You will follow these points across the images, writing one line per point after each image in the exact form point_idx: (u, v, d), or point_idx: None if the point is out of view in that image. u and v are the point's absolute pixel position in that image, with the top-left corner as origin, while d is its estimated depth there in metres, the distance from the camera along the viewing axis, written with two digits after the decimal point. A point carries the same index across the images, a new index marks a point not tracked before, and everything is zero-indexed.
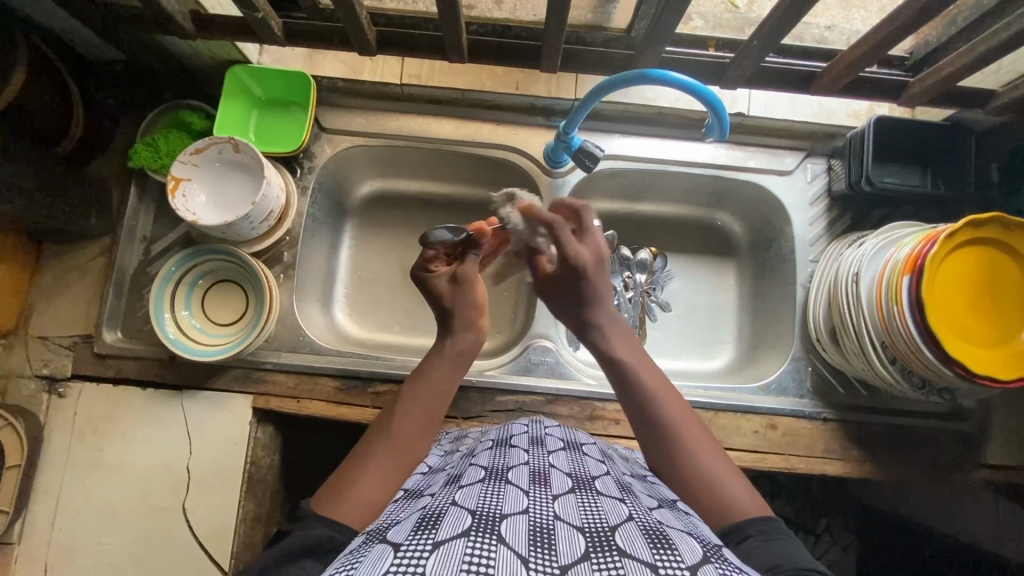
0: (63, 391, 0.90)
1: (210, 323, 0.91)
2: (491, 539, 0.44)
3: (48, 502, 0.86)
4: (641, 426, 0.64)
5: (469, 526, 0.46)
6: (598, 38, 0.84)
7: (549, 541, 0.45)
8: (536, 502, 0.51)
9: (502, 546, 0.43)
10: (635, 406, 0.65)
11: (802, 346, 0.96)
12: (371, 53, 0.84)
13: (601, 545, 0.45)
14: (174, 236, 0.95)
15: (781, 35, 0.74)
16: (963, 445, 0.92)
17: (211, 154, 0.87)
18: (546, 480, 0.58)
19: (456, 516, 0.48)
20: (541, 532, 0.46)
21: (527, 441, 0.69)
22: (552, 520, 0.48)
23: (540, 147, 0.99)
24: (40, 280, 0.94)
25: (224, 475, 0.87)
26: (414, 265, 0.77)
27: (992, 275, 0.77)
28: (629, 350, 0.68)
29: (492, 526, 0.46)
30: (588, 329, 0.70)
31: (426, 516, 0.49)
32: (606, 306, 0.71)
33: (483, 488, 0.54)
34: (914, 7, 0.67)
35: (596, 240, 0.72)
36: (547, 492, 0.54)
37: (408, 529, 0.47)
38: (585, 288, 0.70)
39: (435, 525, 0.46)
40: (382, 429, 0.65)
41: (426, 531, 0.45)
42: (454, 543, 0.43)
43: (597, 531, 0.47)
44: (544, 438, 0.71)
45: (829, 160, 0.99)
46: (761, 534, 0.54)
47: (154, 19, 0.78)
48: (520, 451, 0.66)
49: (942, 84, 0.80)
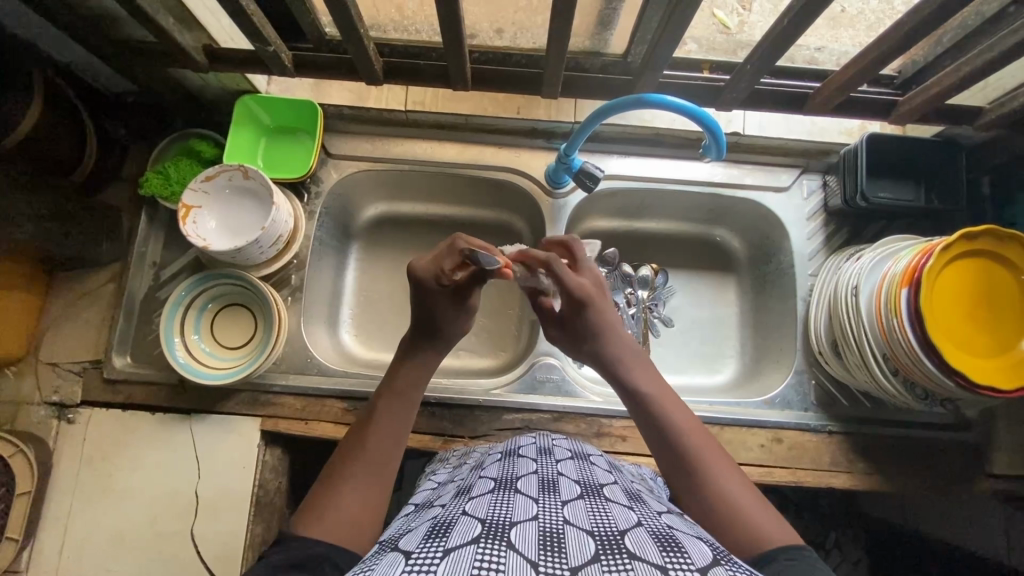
0: (73, 416, 0.90)
1: (219, 347, 0.93)
2: (501, 545, 0.45)
3: (57, 529, 0.86)
4: (663, 454, 0.65)
5: (479, 533, 0.47)
6: (596, 65, 0.87)
7: (560, 545, 0.46)
8: (545, 509, 0.52)
9: (512, 552, 0.44)
10: (659, 436, 0.66)
11: (805, 359, 0.97)
12: (377, 82, 0.87)
13: (611, 548, 0.46)
14: (183, 261, 0.97)
15: (773, 60, 0.77)
16: (970, 456, 0.92)
17: (221, 181, 0.89)
18: (554, 487, 0.58)
19: (467, 524, 0.48)
20: (551, 537, 0.47)
21: (535, 451, 0.70)
22: (561, 525, 0.49)
23: (541, 168, 1.01)
24: (51, 307, 0.95)
25: (233, 498, 0.88)
26: (422, 271, 0.74)
27: (991, 286, 0.79)
28: (652, 383, 0.71)
29: (502, 532, 0.47)
30: (610, 364, 0.73)
31: (437, 525, 0.50)
32: (621, 339, 0.74)
33: (494, 497, 0.55)
34: (898, 33, 0.71)
35: (591, 270, 0.78)
36: (557, 498, 0.55)
37: (420, 537, 0.48)
38: (592, 317, 0.74)
39: (445, 534, 0.47)
40: (356, 453, 0.66)
41: (437, 539, 0.46)
42: (465, 550, 0.44)
43: (607, 535, 0.48)
44: (552, 448, 0.72)
45: (825, 176, 1.01)
46: (775, 548, 0.53)
47: (167, 54, 0.81)
48: (527, 460, 0.67)
49: (930, 103, 0.82)
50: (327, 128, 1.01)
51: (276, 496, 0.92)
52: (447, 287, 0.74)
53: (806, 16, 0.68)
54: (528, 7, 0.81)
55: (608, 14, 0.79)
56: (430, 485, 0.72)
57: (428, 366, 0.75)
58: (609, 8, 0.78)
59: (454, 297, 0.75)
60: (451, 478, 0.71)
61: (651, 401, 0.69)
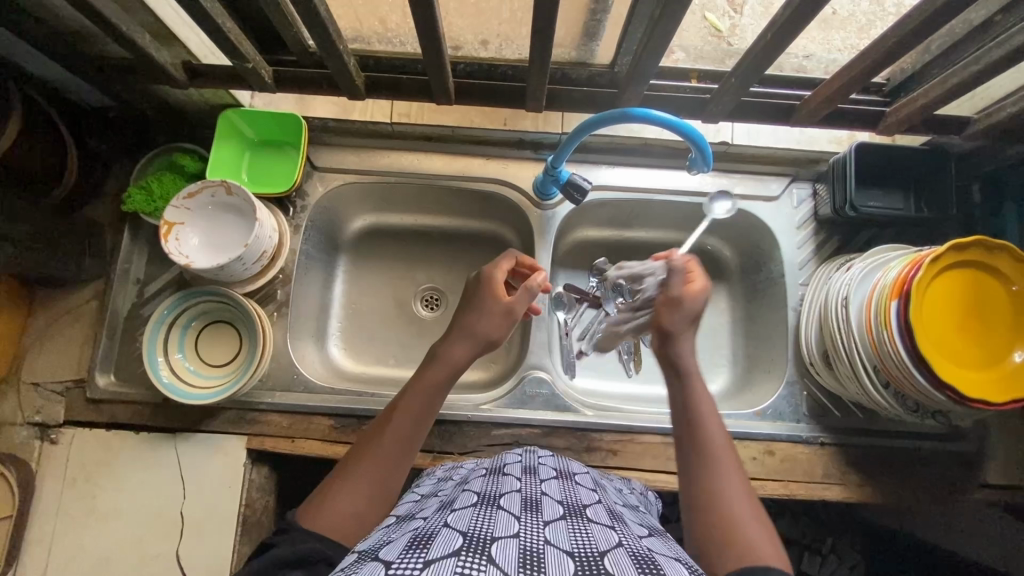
0: (56, 437, 0.89)
1: (204, 365, 0.91)
2: (481, 559, 0.44)
3: (38, 553, 0.85)
4: (687, 437, 0.66)
5: (460, 545, 0.46)
6: (582, 76, 0.86)
7: (539, 564, 0.45)
8: (527, 526, 0.51)
9: (492, 566, 0.43)
10: (687, 422, 0.67)
11: (796, 370, 0.96)
12: (359, 96, 0.86)
13: (589, 567, 0.45)
14: (166, 277, 0.95)
15: (759, 72, 0.77)
16: (962, 466, 0.92)
17: (204, 197, 0.88)
18: (537, 506, 0.57)
19: (448, 536, 0.47)
20: (531, 554, 0.46)
21: (520, 469, 0.69)
22: (541, 544, 0.48)
23: (529, 179, 1.00)
24: (33, 326, 0.93)
25: (219, 519, 0.86)
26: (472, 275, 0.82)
27: (981, 298, 0.78)
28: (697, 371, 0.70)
29: (483, 547, 0.46)
30: (668, 344, 0.72)
31: (418, 537, 0.49)
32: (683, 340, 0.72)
33: (475, 512, 0.54)
34: (884, 45, 0.70)
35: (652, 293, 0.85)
36: (539, 517, 0.54)
37: (400, 547, 0.47)
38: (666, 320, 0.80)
39: (426, 544, 0.46)
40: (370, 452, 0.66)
41: (418, 550, 0.45)
42: (445, 562, 0.43)
43: (586, 554, 0.47)
44: (537, 466, 0.71)
45: (815, 184, 1.00)
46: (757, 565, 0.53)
47: (146, 71, 0.80)
48: (513, 478, 0.66)
49: (918, 113, 0.82)
50: (312, 141, 1.00)
51: (263, 515, 0.91)
52: (501, 301, 0.76)
53: (791, 28, 0.67)
54: (512, 19, 0.79)
55: (594, 25, 0.78)
56: (413, 495, 0.70)
57: (457, 367, 0.74)
58: (594, 20, 0.77)
59: (504, 314, 0.76)
60: (433, 492, 0.70)
61: (693, 393, 0.69)
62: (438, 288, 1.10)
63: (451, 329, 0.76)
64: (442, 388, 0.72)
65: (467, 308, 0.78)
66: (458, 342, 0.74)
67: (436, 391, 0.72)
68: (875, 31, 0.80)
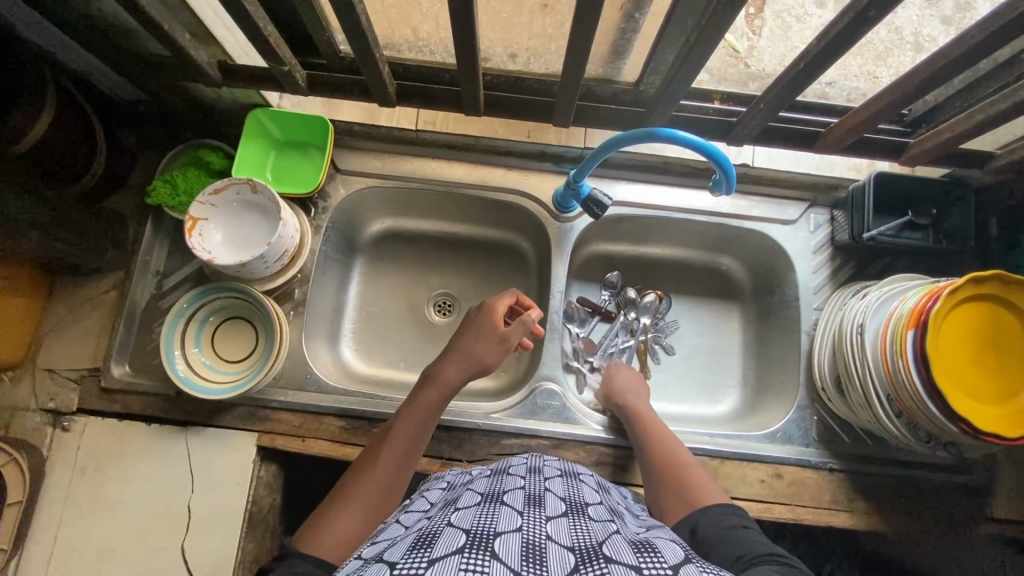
0: (68, 424, 0.90)
1: (219, 360, 0.92)
2: (485, 555, 0.44)
3: (45, 539, 0.85)
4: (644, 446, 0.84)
5: (463, 544, 0.46)
6: (608, 93, 0.87)
7: (541, 557, 0.46)
8: (530, 521, 0.51)
9: (495, 562, 0.43)
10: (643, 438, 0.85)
11: (807, 395, 0.96)
12: (390, 103, 0.87)
13: (590, 558, 0.46)
14: (186, 271, 0.96)
15: (786, 99, 0.78)
16: (970, 498, 0.92)
17: (229, 195, 0.89)
18: (539, 502, 0.58)
19: (452, 535, 0.48)
20: (534, 549, 0.46)
21: (524, 469, 0.69)
22: (543, 539, 0.49)
23: (549, 192, 1.01)
24: (52, 312, 0.94)
25: (226, 514, 0.87)
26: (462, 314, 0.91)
27: (994, 331, 0.79)
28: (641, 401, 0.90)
29: (486, 543, 0.46)
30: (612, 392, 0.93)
31: (421, 537, 0.49)
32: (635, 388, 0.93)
33: (479, 510, 0.54)
34: (913, 79, 0.71)
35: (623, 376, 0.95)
36: (541, 513, 0.54)
37: (404, 548, 0.47)
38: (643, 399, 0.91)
39: (430, 544, 0.46)
40: (362, 475, 0.71)
41: (422, 550, 0.45)
42: (449, 559, 0.43)
43: (587, 547, 0.48)
44: (541, 467, 0.71)
45: (832, 210, 1.01)
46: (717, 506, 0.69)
47: (182, 68, 0.81)
48: (516, 477, 0.66)
49: (941, 147, 0.83)
50: (337, 144, 1.01)
51: (269, 513, 0.91)
52: (496, 331, 0.84)
53: (821, 62, 0.69)
54: (543, 34, 0.80)
55: (623, 43, 0.79)
56: (424, 500, 0.69)
57: (447, 391, 0.81)
58: (624, 39, 0.78)
59: (498, 342, 0.83)
60: (441, 498, 0.69)
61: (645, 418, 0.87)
62: (451, 294, 1.10)
63: (451, 350, 0.84)
64: (432, 413, 0.79)
65: (462, 335, 0.85)
66: (450, 366, 0.82)
67: (427, 415, 0.79)
68: (891, 59, 0.85)
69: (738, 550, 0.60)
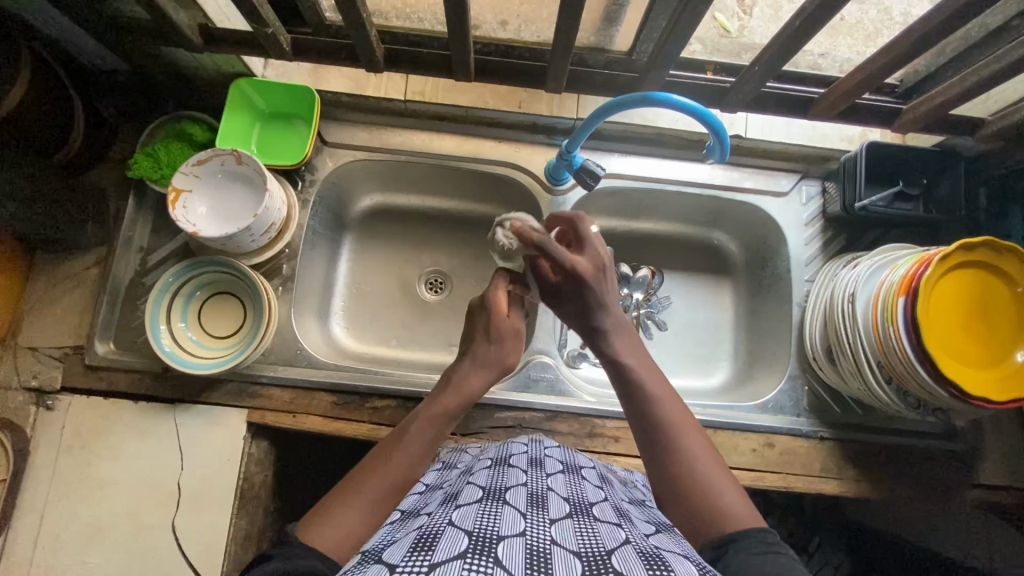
0: (52, 403, 0.88)
1: (206, 336, 0.90)
2: (488, 561, 0.44)
3: (32, 519, 0.84)
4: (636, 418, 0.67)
5: (465, 548, 0.45)
6: (600, 61, 0.86)
7: (546, 564, 0.45)
8: (533, 525, 0.51)
9: (498, 569, 0.43)
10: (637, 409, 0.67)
11: (798, 364, 0.97)
12: (379, 70, 0.85)
13: (597, 568, 0.45)
14: (171, 246, 0.94)
15: (781, 63, 0.77)
16: (956, 465, 0.93)
17: (213, 165, 0.87)
18: (543, 502, 0.57)
19: (453, 537, 0.47)
20: (537, 556, 0.46)
21: (525, 462, 0.69)
22: (548, 544, 0.48)
23: (541, 164, 1.00)
24: (33, 288, 0.92)
25: (217, 490, 0.86)
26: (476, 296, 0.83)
27: (986, 299, 0.79)
28: (633, 353, 0.72)
29: (489, 547, 0.46)
30: (596, 335, 0.74)
31: (423, 536, 0.48)
32: (612, 311, 0.74)
33: (480, 509, 0.53)
34: (911, 39, 0.70)
35: (596, 249, 0.76)
36: (545, 515, 0.54)
37: (404, 549, 0.46)
38: (591, 295, 0.73)
39: (431, 547, 0.46)
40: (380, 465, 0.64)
41: (423, 552, 0.45)
42: (451, 564, 0.43)
43: (594, 555, 0.47)
44: (543, 460, 0.71)
45: (824, 182, 1.01)
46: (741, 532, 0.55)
47: (163, 32, 0.79)
48: (518, 471, 0.65)
49: (933, 113, 0.82)
50: (325, 115, 0.99)
51: (261, 490, 0.90)
52: (506, 321, 0.79)
53: (816, 21, 0.67)
54: None
55: (615, 9, 0.78)
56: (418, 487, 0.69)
57: (471, 396, 0.75)
58: (616, 5, 0.77)
59: (510, 332, 0.79)
60: (436, 482, 0.69)
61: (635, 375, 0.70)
62: (443, 271, 1.09)
63: (468, 352, 0.79)
64: (451, 416, 0.72)
65: (473, 334, 0.80)
66: (474, 369, 0.76)
67: (447, 418, 0.72)
68: (881, 40, 0.83)
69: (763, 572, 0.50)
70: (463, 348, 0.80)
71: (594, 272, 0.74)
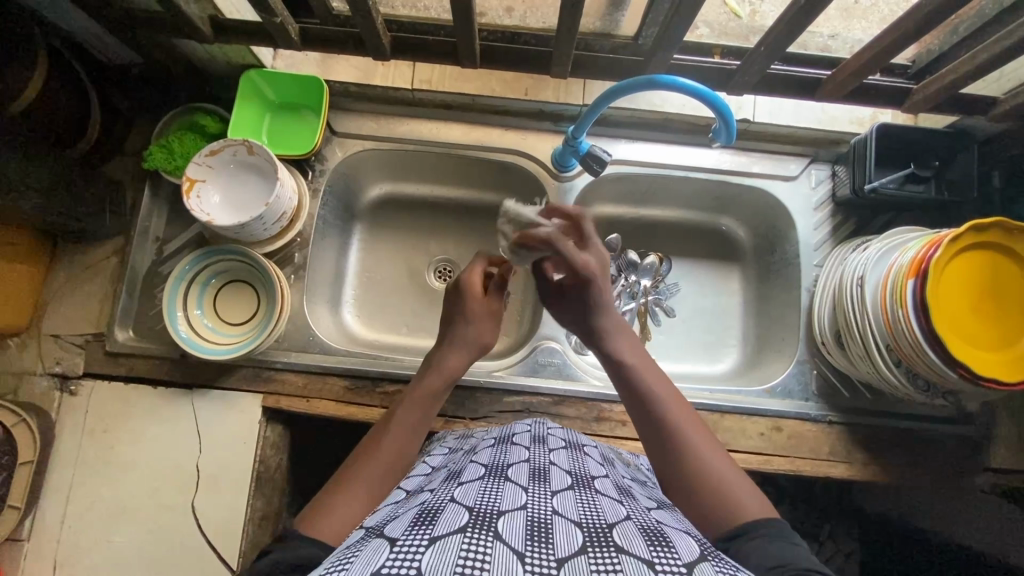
0: (75, 388, 0.91)
1: (221, 322, 0.93)
2: (488, 535, 0.45)
3: (59, 499, 0.87)
4: (644, 426, 0.67)
5: (466, 522, 0.46)
6: (606, 46, 0.85)
7: (547, 536, 0.46)
8: (534, 498, 0.52)
9: (499, 543, 0.44)
10: (644, 410, 0.68)
11: (807, 348, 0.97)
12: (385, 58, 0.86)
13: (599, 541, 0.46)
14: (186, 236, 0.96)
15: (785, 45, 0.76)
16: (969, 449, 0.93)
17: (226, 155, 0.88)
18: (545, 476, 0.58)
19: (454, 512, 0.48)
20: (538, 529, 0.47)
21: (528, 439, 0.70)
22: (549, 516, 0.49)
23: (547, 151, 1.00)
24: (54, 279, 0.95)
25: (235, 473, 0.88)
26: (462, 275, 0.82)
27: (995, 278, 0.78)
28: (634, 354, 0.74)
29: (490, 522, 0.46)
30: (598, 337, 0.76)
31: (423, 512, 0.50)
32: (612, 315, 0.77)
33: (482, 485, 0.54)
34: (919, 15, 0.69)
35: (597, 249, 0.77)
36: (546, 488, 0.55)
37: (406, 523, 0.48)
38: (593, 295, 0.75)
39: (432, 521, 0.47)
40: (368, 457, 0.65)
41: (423, 527, 0.46)
42: (451, 539, 0.44)
43: (595, 527, 0.48)
44: (546, 436, 0.72)
45: (833, 166, 1.00)
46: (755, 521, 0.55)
47: (175, 25, 0.81)
48: (521, 448, 0.67)
49: (944, 92, 0.81)
50: (334, 106, 1.00)
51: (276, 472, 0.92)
52: (483, 303, 0.80)
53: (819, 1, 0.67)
54: None
55: None
56: (424, 467, 0.70)
57: (451, 377, 0.76)
58: None
59: (491, 316, 0.81)
60: (443, 463, 0.71)
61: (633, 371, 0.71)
62: (451, 260, 1.10)
63: (445, 341, 0.79)
64: (435, 398, 0.74)
65: (452, 319, 0.80)
66: (454, 353, 0.78)
67: (430, 400, 0.73)
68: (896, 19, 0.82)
69: (774, 556, 0.50)
70: (442, 333, 0.81)
71: (602, 270, 0.76)
